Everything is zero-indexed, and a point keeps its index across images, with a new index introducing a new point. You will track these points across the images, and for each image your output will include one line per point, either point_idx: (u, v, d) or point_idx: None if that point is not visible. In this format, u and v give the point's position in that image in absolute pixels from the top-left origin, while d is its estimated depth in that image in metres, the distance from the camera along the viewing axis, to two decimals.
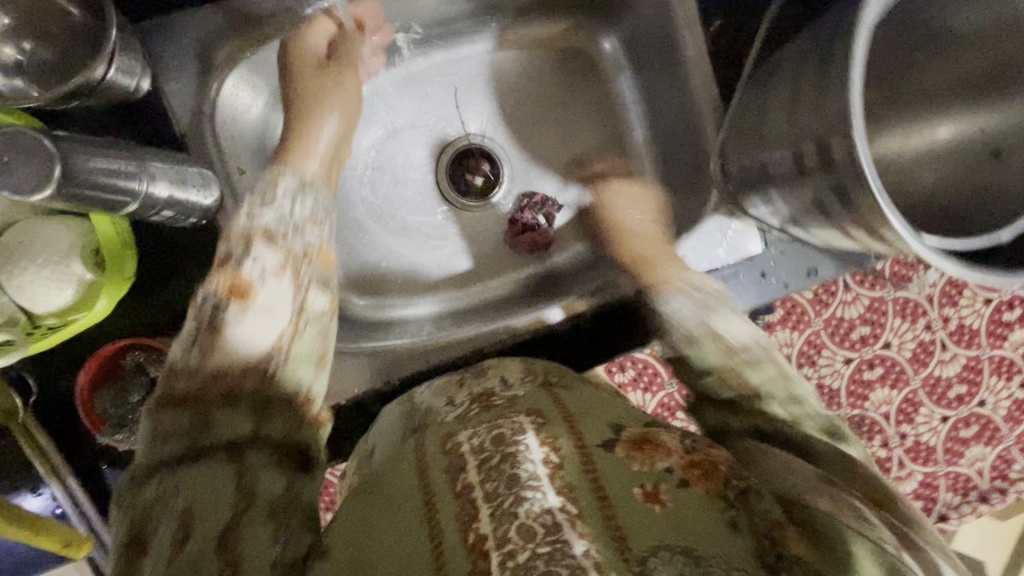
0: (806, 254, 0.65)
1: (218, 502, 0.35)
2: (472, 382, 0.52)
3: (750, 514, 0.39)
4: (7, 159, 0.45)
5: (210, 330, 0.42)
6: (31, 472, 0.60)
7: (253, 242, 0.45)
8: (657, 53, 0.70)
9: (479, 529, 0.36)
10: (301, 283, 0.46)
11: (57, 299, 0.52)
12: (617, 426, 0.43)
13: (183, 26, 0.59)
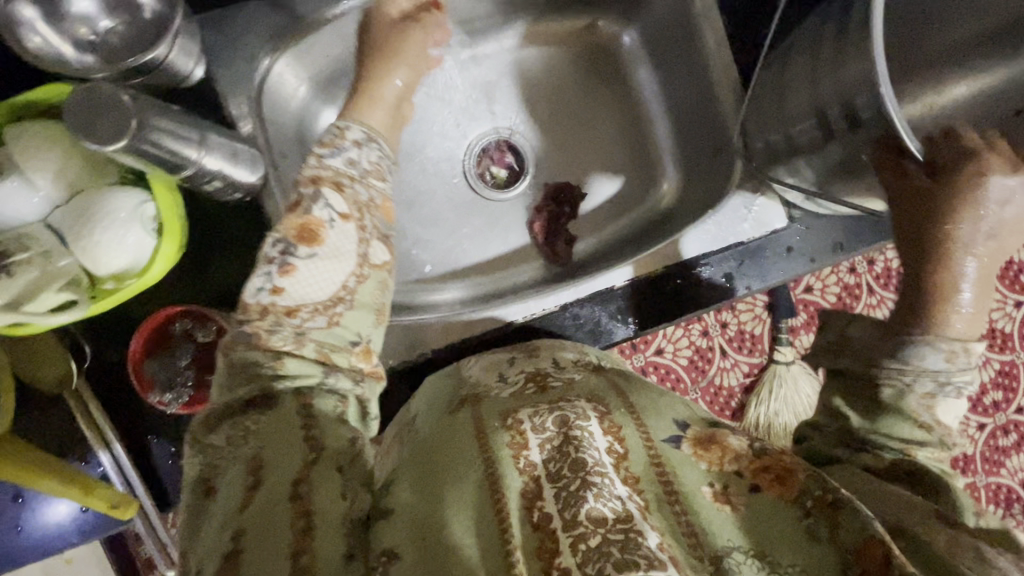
0: (834, 228, 0.67)
1: (289, 457, 0.37)
2: (524, 362, 0.53)
3: (838, 532, 0.36)
4: (91, 113, 0.47)
5: (280, 271, 0.44)
6: (80, 440, 0.62)
7: (322, 188, 0.47)
8: (677, 48, 0.71)
9: (543, 509, 0.37)
10: (365, 231, 0.47)
11: (118, 261, 0.52)
12: (683, 423, 0.42)
13: (235, 13, 0.60)
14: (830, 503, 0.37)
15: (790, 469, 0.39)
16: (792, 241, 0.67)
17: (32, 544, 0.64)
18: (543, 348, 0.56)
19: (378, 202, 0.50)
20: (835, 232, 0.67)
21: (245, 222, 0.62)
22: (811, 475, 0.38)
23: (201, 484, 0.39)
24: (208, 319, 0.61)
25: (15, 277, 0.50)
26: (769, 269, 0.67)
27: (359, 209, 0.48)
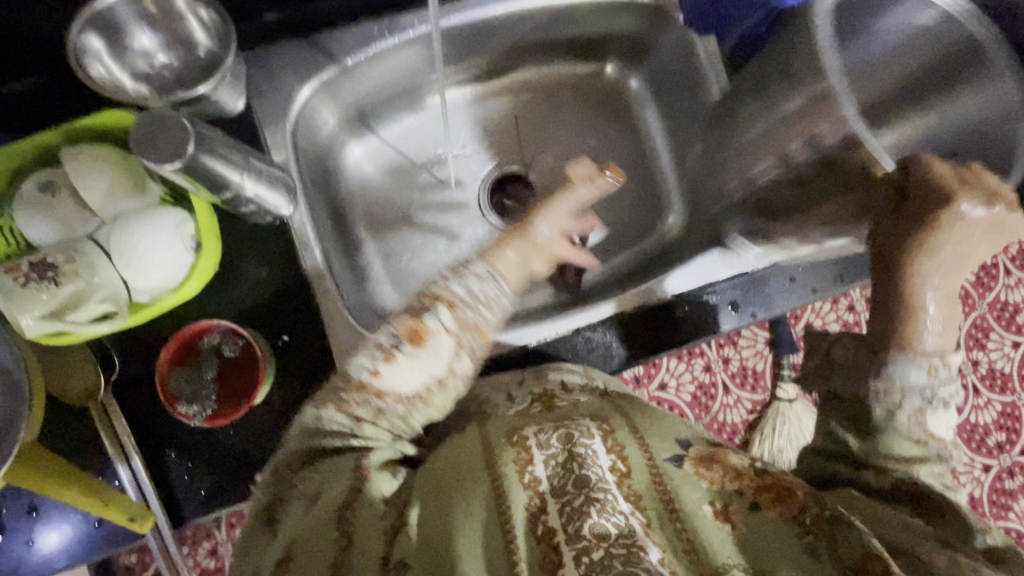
0: (837, 260, 0.67)
1: (337, 489, 0.46)
2: (532, 383, 0.60)
3: (836, 548, 0.40)
4: (154, 133, 0.51)
5: (383, 357, 0.49)
6: (102, 454, 0.64)
7: (438, 303, 0.51)
8: (681, 91, 0.75)
9: (547, 522, 0.42)
10: (461, 348, 0.52)
11: (157, 277, 0.55)
12: (686, 443, 0.48)
13: (276, 54, 0.66)
14: (829, 522, 0.41)
15: (789, 489, 0.44)
16: (795, 272, 0.67)
17: (34, 564, 0.63)
18: (551, 370, 0.62)
19: (484, 327, 0.53)
20: (835, 263, 0.67)
21: (273, 245, 0.66)
22: (807, 496, 0.43)
23: (265, 514, 0.48)
24: (236, 334, 0.63)
25: (60, 286, 0.53)
26: (772, 299, 0.67)
27: (463, 328, 0.52)
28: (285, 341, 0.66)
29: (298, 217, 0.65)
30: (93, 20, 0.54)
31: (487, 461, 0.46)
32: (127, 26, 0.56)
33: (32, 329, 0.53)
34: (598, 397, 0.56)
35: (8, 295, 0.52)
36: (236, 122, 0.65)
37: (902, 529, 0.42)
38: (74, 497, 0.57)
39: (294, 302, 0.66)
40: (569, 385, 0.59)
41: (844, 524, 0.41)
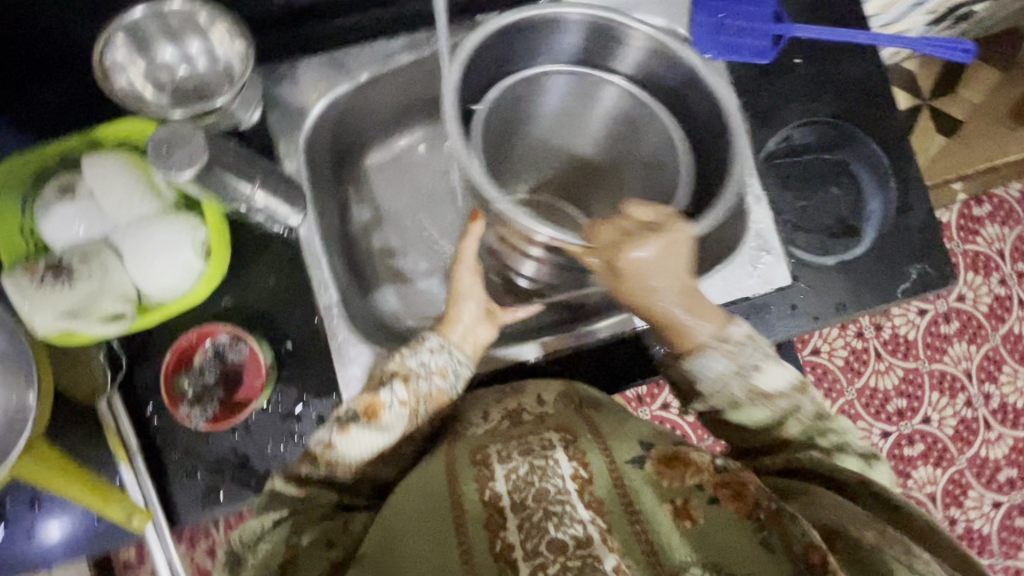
0: (836, 291, 0.75)
1: (289, 535, 0.52)
2: (510, 400, 0.59)
3: (786, 538, 0.44)
4: (171, 148, 0.54)
5: (338, 429, 0.55)
6: (103, 451, 0.64)
7: (393, 377, 0.57)
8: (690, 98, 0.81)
9: (506, 539, 0.45)
10: (417, 417, 0.57)
11: (169, 281, 0.58)
12: (647, 443, 0.51)
13: (295, 70, 0.70)
14: (777, 514, 0.45)
15: (744, 485, 0.47)
16: (795, 299, 0.75)
17: (31, 558, 0.65)
18: (531, 385, 0.62)
19: (438, 395, 0.58)
20: (836, 294, 0.75)
21: (284, 252, 0.68)
22: (759, 489, 0.47)
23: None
24: (239, 338, 0.65)
25: (72, 288, 0.55)
26: (773, 324, 0.74)
27: (419, 400, 0.57)
28: (289, 348, 0.67)
29: (306, 229, 0.68)
30: (120, 34, 0.57)
31: (450, 484, 0.49)
32: (150, 36, 0.60)
33: (43, 326, 0.54)
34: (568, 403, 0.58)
35: (24, 296, 0.54)
36: (255, 133, 0.69)
37: (829, 513, 0.47)
38: (78, 492, 0.58)
39: (299, 310, 0.68)
40: (544, 401, 0.58)
41: (789, 516, 0.45)
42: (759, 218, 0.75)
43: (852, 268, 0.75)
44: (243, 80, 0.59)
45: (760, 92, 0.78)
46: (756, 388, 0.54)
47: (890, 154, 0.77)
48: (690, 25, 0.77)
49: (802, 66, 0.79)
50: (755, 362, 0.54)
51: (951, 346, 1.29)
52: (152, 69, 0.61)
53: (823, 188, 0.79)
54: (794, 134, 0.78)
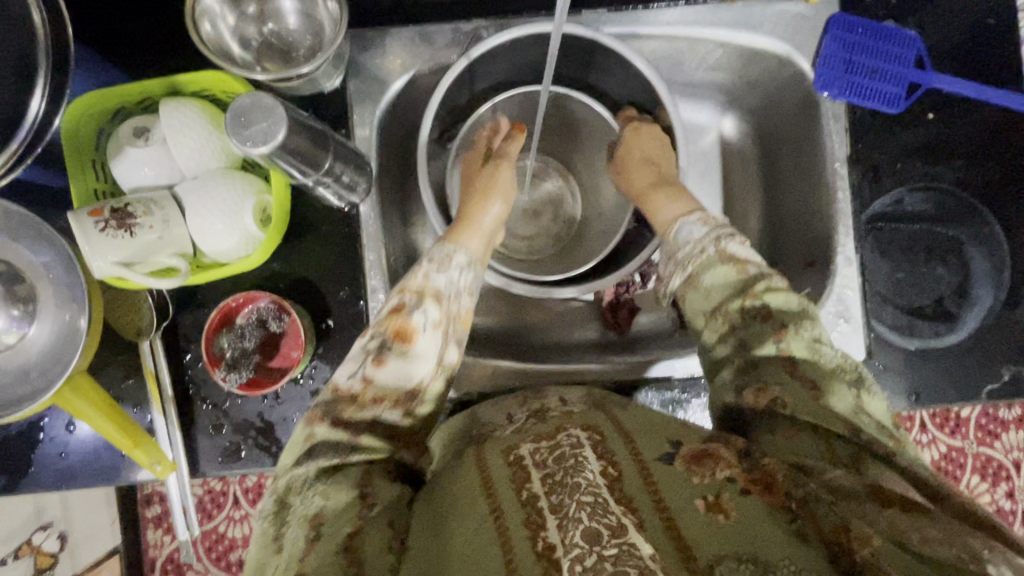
0: (911, 378, 0.69)
1: (342, 518, 0.47)
2: (532, 401, 0.63)
3: (819, 526, 0.42)
4: (249, 115, 0.48)
5: (372, 363, 0.55)
6: (139, 390, 0.66)
7: (425, 298, 0.57)
8: (792, 140, 0.75)
9: (546, 538, 0.42)
10: (448, 336, 0.58)
11: (225, 243, 0.57)
12: (677, 442, 0.50)
13: (381, 36, 0.66)
14: (805, 500, 0.44)
15: (772, 476, 0.46)
16: None
17: (60, 475, 0.68)
18: (552, 390, 0.65)
19: (464, 315, 0.60)
20: (911, 381, 0.69)
21: (340, 227, 0.67)
22: (787, 478, 0.46)
23: (272, 541, 0.48)
24: (283, 310, 0.63)
25: (134, 236, 0.53)
26: None
27: (450, 320, 0.58)
28: (329, 326, 0.66)
29: (367, 209, 0.66)
30: None
31: (486, 486, 0.49)
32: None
33: (100, 271, 0.53)
34: (592, 406, 0.58)
35: (84, 236, 0.52)
36: (331, 99, 0.66)
37: (815, 448, 0.49)
38: (111, 430, 0.59)
39: (345, 289, 0.66)
40: (568, 400, 0.61)
41: (819, 501, 0.44)
42: (845, 280, 0.69)
43: (938, 357, 0.69)
44: (332, 46, 0.55)
45: (875, 143, 0.70)
46: (728, 253, 0.60)
47: (1011, 239, 0.69)
48: (816, 58, 0.69)
49: (934, 123, 0.70)
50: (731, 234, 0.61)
51: (1004, 433, 1.22)
52: (238, 24, 0.58)
53: (925, 265, 0.70)
54: (906, 199, 0.70)
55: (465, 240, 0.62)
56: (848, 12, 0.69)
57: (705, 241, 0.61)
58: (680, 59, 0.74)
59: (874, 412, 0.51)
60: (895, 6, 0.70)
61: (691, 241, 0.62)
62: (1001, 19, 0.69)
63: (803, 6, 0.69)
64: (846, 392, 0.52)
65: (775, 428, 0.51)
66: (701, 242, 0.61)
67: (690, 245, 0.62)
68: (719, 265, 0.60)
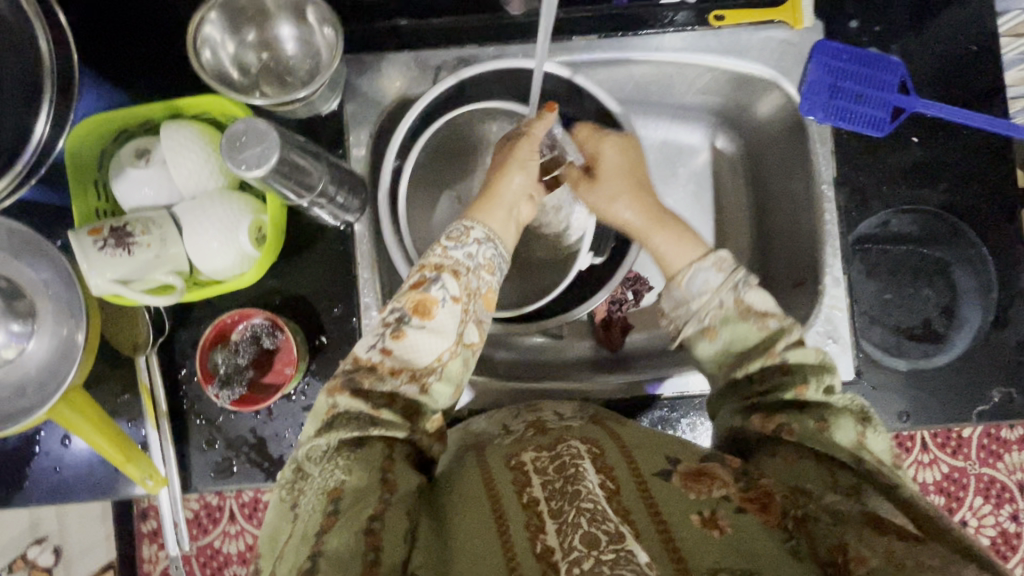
0: (901, 398, 0.69)
1: (363, 497, 0.48)
2: (526, 415, 0.63)
3: (814, 542, 0.43)
4: (245, 139, 0.50)
5: (392, 335, 0.54)
6: (134, 405, 0.67)
7: (443, 273, 0.56)
8: (782, 161, 0.76)
9: (546, 541, 0.43)
10: (467, 313, 0.56)
11: (221, 262, 0.58)
12: (675, 459, 0.50)
13: (378, 61, 0.68)
14: (802, 520, 0.45)
15: (769, 496, 0.47)
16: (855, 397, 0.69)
17: (54, 488, 0.68)
18: (545, 404, 0.65)
19: (488, 294, 0.58)
20: (901, 401, 0.69)
21: (335, 246, 0.68)
22: (786, 499, 0.47)
23: (289, 507, 0.51)
24: (278, 327, 0.64)
25: (133, 255, 0.55)
26: None
27: (469, 297, 0.56)
28: (323, 342, 0.67)
29: (362, 227, 0.68)
30: (213, 12, 0.57)
31: (490, 488, 0.49)
32: (248, 18, 0.59)
33: (97, 288, 0.54)
34: (590, 421, 0.58)
35: (84, 255, 0.54)
36: (328, 121, 0.68)
37: (816, 475, 0.49)
38: (104, 443, 0.60)
39: (339, 306, 0.67)
40: (563, 414, 0.61)
41: (817, 520, 0.45)
42: (834, 301, 0.69)
43: (929, 377, 0.69)
44: (327, 71, 0.57)
45: (862, 166, 0.71)
46: (745, 303, 0.58)
47: (999, 260, 0.70)
48: (801, 83, 0.71)
49: (919, 147, 0.71)
50: (745, 280, 0.59)
51: (1007, 456, 1.27)
52: (238, 51, 0.60)
53: (913, 286, 0.71)
54: (894, 221, 0.71)
55: (484, 216, 0.62)
56: (833, 39, 0.71)
57: (721, 291, 0.58)
58: (670, 83, 0.76)
59: (875, 450, 0.51)
60: (879, 33, 0.71)
61: (706, 291, 0.59)
62: (984, 46, 0.71)
63: (788, 33, 0.70)
64: (850, 426, 0.52)
65: (776, 453, 0.52)
66: (716, 292, 0.59)
67: (704, 296, 0.59)
68: (741, 322, 0.58)
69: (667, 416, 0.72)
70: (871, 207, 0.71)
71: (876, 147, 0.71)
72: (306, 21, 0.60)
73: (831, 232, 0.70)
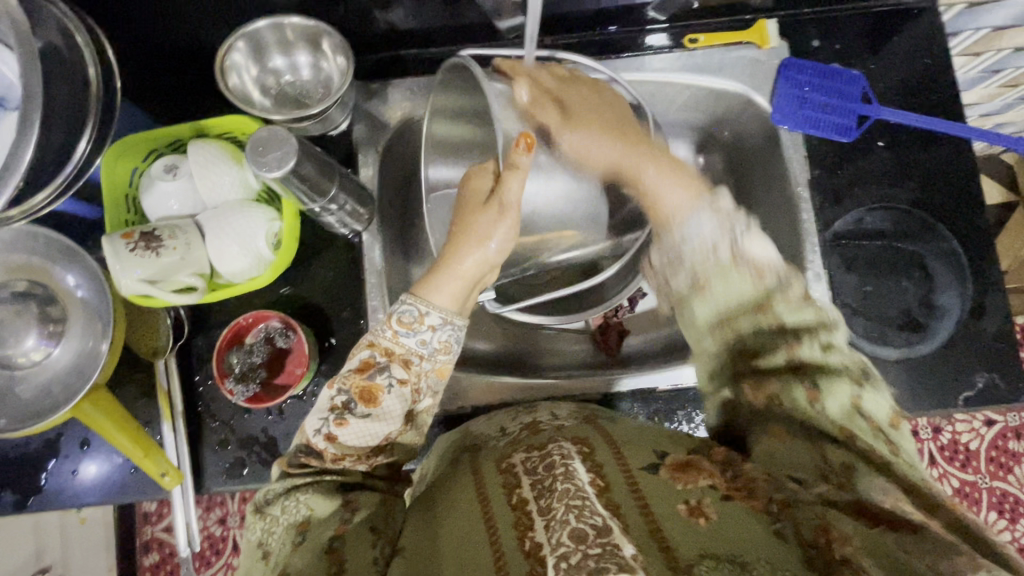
0: (886, 386, 0.71)
1: (326, 521, 0.51)
2: (523, 416, 0.65)
3: (798, 526, 0.44)
4: (267, 148, 0.55)
5: (336, 421, 0.55)
6: (152, 409, 0.70)
7: (392, 362, 0.56)
8: (761, 167, 0.81)
9: (534, 538, 0.44)
10: (417, 392, 0.57)
11: (239, 265, 0.63)
12: (662, 453, 0.52)
13: (384, 86, 0.75)
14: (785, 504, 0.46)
15: (754, 482, 0.49)
16: None
17: (70, 492, 0.70)
18: (544, 404, 0.67)
19: (440, 368, 0.59)
20: (888, 390, 0.71)
21: (342, 253, 0.73)
22: (769, 483, 0.48)
23: (258, 547, 0.52)
24: (290, 328, 0.68)
25: (160, 257, 0.59)
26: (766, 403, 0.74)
27: (417, 377, 0.57)
28: (332, 344, 0.71)
29: (369, 235, 0.72)
30: (240, 42, 0.63)
31: (481, 492, 0.52)
32: (270, 49, 0.66)
33: (127, 288, 0.59)
34: (583, 420, 0.60)
35: (116, 256, 0.59)
36: (339, 140, 0.75)
37: (807, 458, 0.48)
38: (124, 440, 0.63)
39: (348, 309, 0.71)
40: (558, 415, 0.63)
41: (798, 502, 0.46)
42: (816, 296, 0.73)
43: (914, 366, 0.72)
44: (340, 91, 0.64)
45: (833, 169, 0.77)
46: (741, 250, 0.56)
47: (968, 253, 0.74)
48: (772, 96, 0.77)
49: (885, 150, 0.77)
50: (741, 228, 0.58)
51: (1016, 469, 1.26)
52: (260, 75, 0.67)
53: (892, 279, 0.75)
54: (867, 218, 0.76)
55: (431, 294, 0.59)
56: (798, 57, 0.78)
57: (718, 236, 0.58)
58: (653, 102, 0.82)
59: (873, 412, 0.47)
60: (840, 51, 0.78)
61: (697, 236, 0.59)
62: (938, 59, 0.78)
63: (757, 52, 0.77)
64: (842, 388, 0.48)
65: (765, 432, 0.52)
66: (714, 237, 0.58)
67: (694, 241, 0.59)
68: (733, 271, 0.56)
69: (665, 408, 0.74)
70: (843, 203, 0.76)
71: (845, 152, 0.77)
72: (321, 50, 0.67)
73: (808, 231, 0.74)
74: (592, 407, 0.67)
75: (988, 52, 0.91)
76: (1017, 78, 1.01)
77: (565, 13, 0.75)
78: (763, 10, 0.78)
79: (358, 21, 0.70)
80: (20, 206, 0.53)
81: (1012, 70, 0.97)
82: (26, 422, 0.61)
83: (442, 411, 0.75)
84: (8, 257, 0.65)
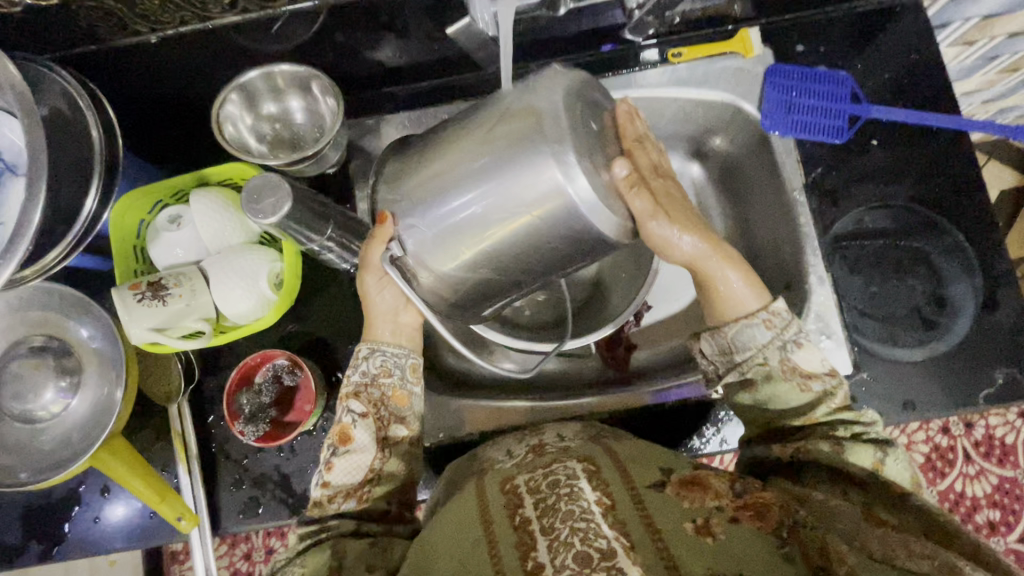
0: (901, 387, 0.70)
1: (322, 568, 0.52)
2: (529, 439, 0.65)
3: (804, 547, 0.43)
4: (259, 196, 0.57)
5: (325, 467, 0.57)
6: (169, 453, 0.71)
7: (348, 398, 0.59)
8: (754, 173, 0.80)
9: (537, 558, 0.44)
10: (382, 419, 0.60)
11: (240, 307, 0.64)
12: (668, 471, 0.51)
13: (377, 122, 0.77)
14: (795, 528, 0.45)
15: (765, 504, 0.47)
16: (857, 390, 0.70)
17: (93, 539, 0.72)
18: (551, 427, 0.67)
19: (400, 394, 0.61)
20: (903, 391, 0.70)
21: (345, 288, 0.74)
22: (780, 506, 0.47)
23: None
24: (297, 365, 0.69)
25: (166, 303, 0.61)
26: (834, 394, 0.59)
27: (376, 406, 0.60)
28: (339, 378, 0.72)
29: None
30: (233, 94, 0.66)
31: (483, 515, 0.50)
32: (263, 98, 0.69)
33: (137, 336, 0.61)
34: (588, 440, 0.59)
35: (124, 306, 0.61)
36: (335, 176, 0.76)
37: None
38: (141, 486, 0.64)
39: (352, 343, 0.73)
40: (564, 436, 0.63)
41: (804, 525, 0.45)
42: (821, 299, 0.72)
43: (927, 365, 0.70)
44: (332, 133, 0.65)
45: (827, 170, 0.76)
46: (792, 363, 0.54)
47: (976, 248, 0.73)
48: (760, 103, 0.77)
49: (880, 149, 0.76)
50: (796, 338, 0.55)
51: None
52: (255, 123, 0.70)
53: (898, 278, 0.73)
54: (866, 217, 0.75)
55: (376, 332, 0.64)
56: (783, 63, 0.78)
57: (770, 346, 0.55)
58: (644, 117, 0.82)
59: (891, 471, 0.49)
60: (825, 53, 0.78)
61: (752, 346, 0.55)
62: (928, 53, 0.77)
63: (742, 61, 0.78)
64: (865, 451, 0.51)
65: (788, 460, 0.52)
66: (766, 347, 0.55)
67: (750, 350, 0.55)
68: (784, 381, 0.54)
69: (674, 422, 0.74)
70: (840, 203, 0.75)
71: (839, 152, 0.76)
72: (312, 93, 0.69)
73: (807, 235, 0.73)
74: (600, 425, 0.66)
75: (982, 40, 0.90)
76: (1016, 63, 0.99)
77: (551, 38, 0.76)
78: (745, 19, 0.79)
79: (348, 63, 0.72)
80: (34, 264, 0.56)
81: (1009, 56, 0.96)
82: (45, 474, 0.63)
83: (453, 438, 0.75)
84: (25, 314, 0.68)
